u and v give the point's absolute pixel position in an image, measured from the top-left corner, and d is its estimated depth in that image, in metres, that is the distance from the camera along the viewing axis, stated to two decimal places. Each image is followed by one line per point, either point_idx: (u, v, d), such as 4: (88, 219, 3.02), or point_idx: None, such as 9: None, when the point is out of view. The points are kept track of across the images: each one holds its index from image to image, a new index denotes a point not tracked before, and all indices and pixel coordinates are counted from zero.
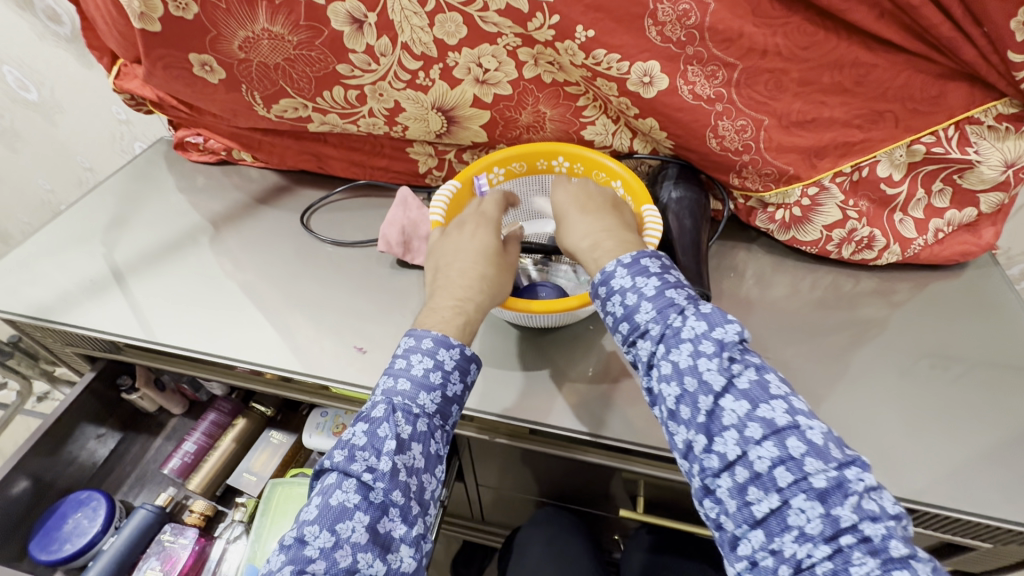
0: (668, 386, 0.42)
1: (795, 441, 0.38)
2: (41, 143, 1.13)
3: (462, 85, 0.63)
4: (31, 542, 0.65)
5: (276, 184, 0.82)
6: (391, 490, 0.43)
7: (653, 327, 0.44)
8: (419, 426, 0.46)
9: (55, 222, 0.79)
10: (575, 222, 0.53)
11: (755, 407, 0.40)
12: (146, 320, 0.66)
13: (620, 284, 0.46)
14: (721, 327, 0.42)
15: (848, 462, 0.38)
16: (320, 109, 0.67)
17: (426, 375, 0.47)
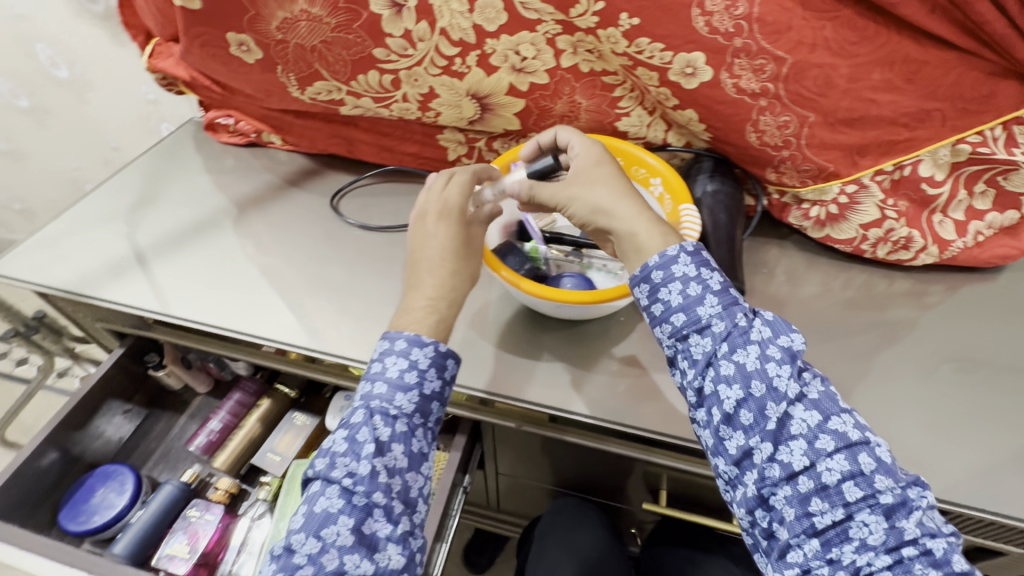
0: (731, 388, 0.43)
1: (865, 456, 0.41)
2: (69, 121, 1.14)
3: (498, 73, 0.62)
4: (61, 512, 0.66)
5: (305, 167, 0.82)
6: (371, 493, 0.44)
7: (718, 323, 0.45)
8: (399, 427, 0.47)
9: (89, 198, 0.80)
10: (612, 195, 0.50)
11: (826, 419, 0.42)
12: (179, 298, 0.67)
13: (683, 272, 0.46)
14: (786, 336, 0.44)
15: (911, 482, 0.41)
16: (353, 93, 0.67)
17: (402, 377, 0.48)
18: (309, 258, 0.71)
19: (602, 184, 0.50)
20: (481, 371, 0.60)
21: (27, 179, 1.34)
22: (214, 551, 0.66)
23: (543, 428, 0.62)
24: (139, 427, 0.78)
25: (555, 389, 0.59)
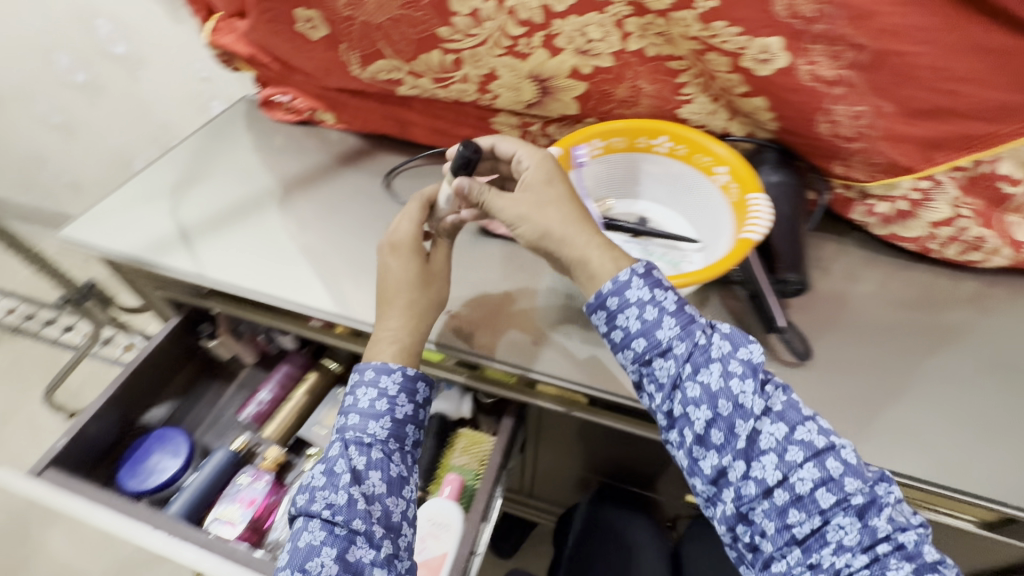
0: (701, 409, 0.47)
1: (833, 462, 0.45)
2: (120, 96, 1.15)
3: (562, 56, 0.61)
4: (120, 469, 0.69)
5: (357, 147, 0.82)
6: (350, 518, 0.49)
7: (679, 346, 0.48)
8: (373, 454, 0.52)
9: (150, 169, 0.81)
10: (556, 218, 0.50)
11: (793, 430, 0.46)
12: (239, 271, 0.69)
13: (638, 296, 0.49)
14: (745, 350, 0.48)
15: (878, 479, 0.46)
16: (414, 72, 0.67)
17: (373, 408, 0.54)
18: (362, 237, 0.72)
19: (545, 205, 0.50)
20: (533, 355, 0.60)
21: (76, 152, 1.37)
22: (264, 518, 0.68)
23: (594, 413, 0.62)
24: (189, 394, 0.79)
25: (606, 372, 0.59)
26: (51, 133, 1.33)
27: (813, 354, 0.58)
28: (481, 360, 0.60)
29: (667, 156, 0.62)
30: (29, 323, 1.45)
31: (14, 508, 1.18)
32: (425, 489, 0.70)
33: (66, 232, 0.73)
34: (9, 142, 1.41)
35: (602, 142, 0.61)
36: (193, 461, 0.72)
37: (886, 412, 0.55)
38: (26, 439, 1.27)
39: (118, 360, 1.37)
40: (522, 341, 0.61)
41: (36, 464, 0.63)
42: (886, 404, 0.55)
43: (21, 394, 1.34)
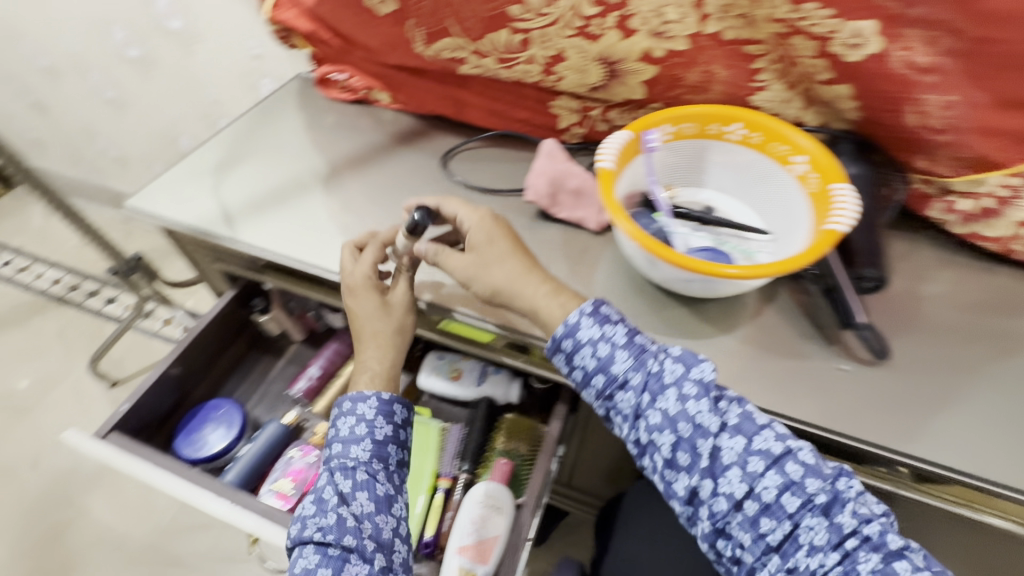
0: (664, 434, 0.49)
1: (792, 465, 0.45)
2: (171, 72, 1.17)
3: (634, 38, 0.60)
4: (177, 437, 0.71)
5: (412, 127, 0.82)
6: (341, 537, 0.50)
7: (634, 376, 0.51)
8: (359, 476, 0.54)
9: (209, 143, 0.82)
10: (512, 272, 0.56)
11: (750, 441, 0.47)
12: (303, 245, 0.69)
13: (588, 335, 0.52)
14: (697, 368, 0.49)
15: (838, 475, 0.46)
16: (479, 52, 0.66)
17: (353, 435, 0.56)
18: None
19: (502, 262, 0.56)
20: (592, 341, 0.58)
21: (124, 127, 1.39)
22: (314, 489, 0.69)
23: None
24: (239, 368, 0.81)
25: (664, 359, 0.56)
26: (102, 107, 1.35)
27: (891, 353, 0.55)
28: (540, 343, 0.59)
29: (738, 143, 0.60)
30: (74, 293, 1.50)
31: (60, 469, 1.22)
32: (473, 471, 0.69)
33: (130, 201, 0.74)
34: (60, 115, 1.44)
35: (672, 128, 0.59)
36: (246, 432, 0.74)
37: (947, 410, 0.52)
38: (70, 404, 1.32)
39: (157, 333, 1.42)
40: None
41: (100, 428, 0.64)
42: (946, 404, 0.53)
43: (65, 361, 1.38)
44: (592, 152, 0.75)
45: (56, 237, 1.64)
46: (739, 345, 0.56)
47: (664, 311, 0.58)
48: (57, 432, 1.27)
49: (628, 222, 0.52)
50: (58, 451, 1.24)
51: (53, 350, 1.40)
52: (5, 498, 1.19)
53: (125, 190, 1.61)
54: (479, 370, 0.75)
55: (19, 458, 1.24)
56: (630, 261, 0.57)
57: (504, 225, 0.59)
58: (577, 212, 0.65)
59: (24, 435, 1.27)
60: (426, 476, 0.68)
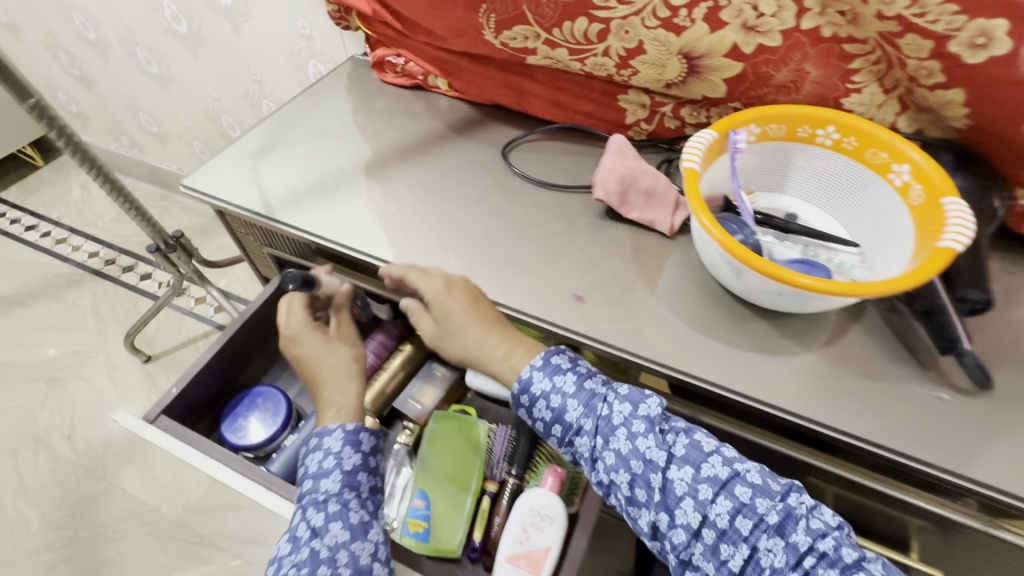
0: (620, 474, 0.51)
1: (740, 488, 0.47)
2: (218, 48, 1.15)
3: (724, 31, 0.56)
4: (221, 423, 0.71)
5: (469, 116, 0.79)
6: (315, 569, 0.49)
7: (586, 422, 0.53)
8: (331, 509, 0.53)
9: (263, 125, 0.81)
10: (475, 335, 0.57)
11: (698, 469, 0.49)
12: (359, 234, 0.67)
13: (541, 387, 0.55)
14: (644, 406, 0.52)
15: (788, 491, 0.47)
16: (551, 42, 0.63)
17: (322, 468, 0.55)
18: (474, 209, 0.69)
19: (466, 328, 0.57)
20: (660, 350, 0.55)
21: (166, 103, 1.38)
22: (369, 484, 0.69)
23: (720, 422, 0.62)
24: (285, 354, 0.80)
25: (738, 376, 0.53)
26: (146, 81, 1.34)
27: (993, 385, 0.50)
28: (609, 350, 0.57)
29: (829, 148, 0.57)
30: (110, 267, 1.52)
31: (93, 441, 1.23)
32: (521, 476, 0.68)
33: (186, 182, 0.73)
34: (105, 88, 1.44)
35: (758, 128, 0.56)
36: (290, 421, 0.72)
37: None
38: (104, 376, 1.33)
39: (190, 311, 1.43)
40: (653, 336, 0.56)
41: (148, 411, 0.64)
42: None
43: (100, 333, 1.39)
44: (659, 149, 0.72)
45: (95, 209, 1.66)
46: (824, 364, 0.53)
47: (744, 325, 0.56)
48: (91, 404, 1.29)
49: (709, 216, 0.50)
50: (92, 421, 1.26)
51: (88, 321, 1.42)
52: (39, 465, 1.20)
53: (164, 166, 1.62)
54: None
55: (54, 426, 1.26)
56: (711, 266, 0.54)
57: (466, 286, 0.59)
58: (647, 213, 0.62)
59: (60, 404, 1.29)
60: (473, 476, 0.67)
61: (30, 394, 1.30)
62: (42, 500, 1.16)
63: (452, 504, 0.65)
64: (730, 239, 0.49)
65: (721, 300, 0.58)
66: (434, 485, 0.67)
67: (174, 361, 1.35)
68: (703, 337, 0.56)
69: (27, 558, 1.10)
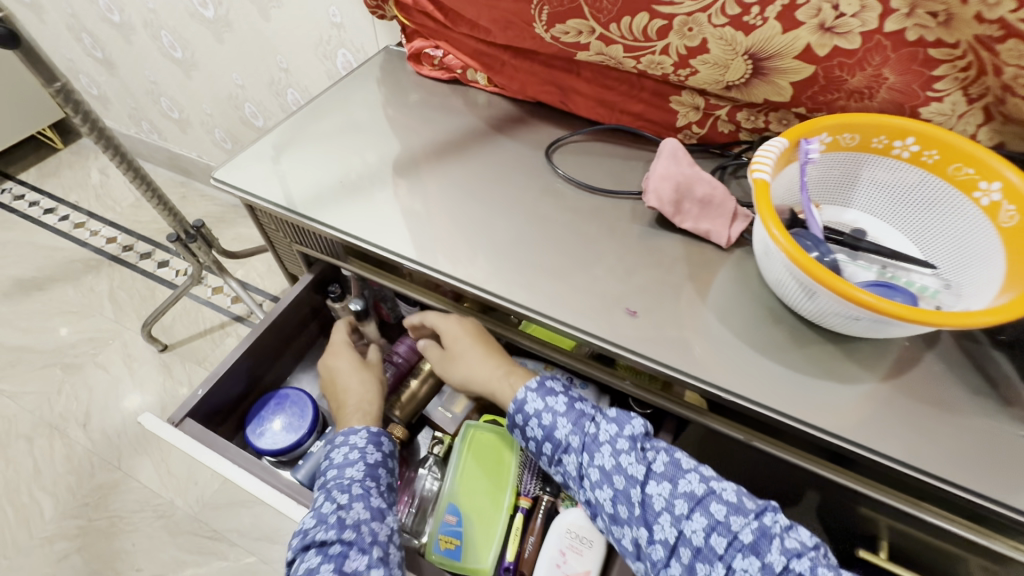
0: (603, 490, 0.54)
1: (715, 505, 0.50)
2: (245, 34, 1.12)
3: (799, 31, 0.52)
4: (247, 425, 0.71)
5: (509, 113, 0.76)
6: (341, 533, 0.51)
7: (573, 438, 0.57)
8: (355, 490, 0.55)
9: (294, 116, 0.78)
10: (475, 360, 0.64)
11: (676, 485, 0.52)
12: (393, 235, 0.64)
13: (533, 407, 0.59)
14: (629, 426, 0.56)
15: (762, 511, 0.50)
16: (606, 38, 0.60)
17: (348, 458, 0.58)
18: (516, 211, 0.66)
19: (467, 354, 0.65)
20: (718, 371, 0.52)
21: (189, 89, 1.36)
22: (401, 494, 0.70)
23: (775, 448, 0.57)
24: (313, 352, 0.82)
25: (802, 404, 0.50)
26: (169, 66, 1.32)
27: None
28: (660, 369, 0.53)
29: (904, 161, 0.53)
30: (128, 254, 1.50)
31: (108, 430, 1.22)
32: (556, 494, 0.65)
33: (217, 174, 0.71)
34: (127, 72, 1.42)
35: (830, 137, 0.53)
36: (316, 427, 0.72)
37: None
38: (120, 364, 1.31)
39: (207, 300, 1.41)
40: (710, 356, 0.53)
41: (174, 412, 0.63)
42: None
43: (117, 320, 1.38)
44: (710, 154, 0.68)
45: (114, 194, 1.64)
46: (895, 394, 0.50)
47: (808, 348, 0.52)
48: (106, 392, 1.27)
49: (779, 224, 0.46)
50: (108, 410, 1.24)
51: (105, 308, 1.40)
52: (54, 453, 1.19)
53: (183, 152, 1.60)
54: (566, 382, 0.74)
55: (69, 413, 1.24)
56: (777, 285, 0.51)
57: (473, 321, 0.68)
58: (702, 223, 0.59)
59: (75, 391, 1.27)
60: (506, 491, 0.65)
61: (46, 379, 1.29)
62: (56, 488, 1.15)
63: (486, 518, 0.63)
64: (801, 254, 0.46)
65: (782, 319, 0.54)
66: (468, 500, 0.64)
67: (190, 351, 1.33)
68: (763, 359, 0.52)
69: (39, 547, 1.09)
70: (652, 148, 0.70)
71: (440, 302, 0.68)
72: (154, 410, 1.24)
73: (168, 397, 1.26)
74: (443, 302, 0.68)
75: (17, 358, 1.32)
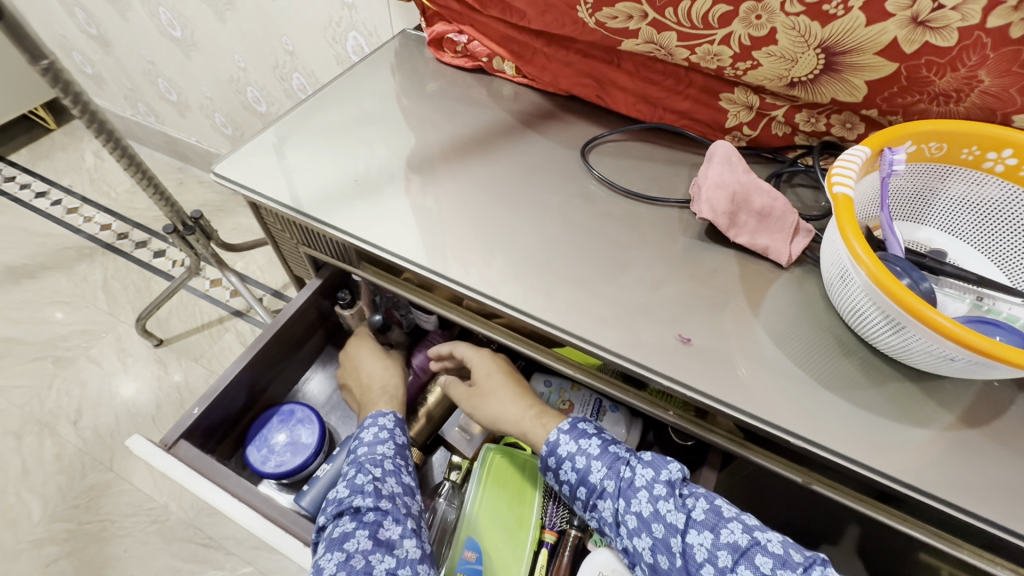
0: (641, 538, 0.50)
1: (761, 557, 0.45)
2: (247, 13, 1.05)
3: (887, 23, 0.46)
4: (247, 446, 0.67)
5: (540, 107, 0.70)
6: (377, 502, 0.52)
7: (608, 483, 0.53)
8: (387, 466, 0.56)
9: (304, 104, 0.72)
10: (505, 401, 0.62)
11: (718, 535, 0.47)
12: (409, 240, 0.58)
13: (566, 450, 0.56)
14: (665, 470, 0.52)
15: (810, 563, 0.45)
16: (659, 24, 0.55)
17: (378, 437, 0.59)
18: (547, 216, 0.59)
19: (498, 391, 0.63)
20: (783, 407, 0.46)
21: (188, 70, 1.28)
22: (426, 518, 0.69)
23: (835, 492, 0.49)
24: (321, 360, 0.79)
25: (881, 452, 0.44)
26: (168, 46, 1.24)
27: None
28: (712, 405, 0.47)
29: (998, 172, 0.47)
30: (123, 242, 1.44)
31: (100, 428, 1.16)
32: (583, 530, 0.62)
33: (218, 168, 0.64)
34: (123, 50, 1.34)
35: (917, 146, 0.47)
36: (323, 447, 0.69)
37: None
38: (113, 359, 1.25)
39: (205, 294, 1.35)
40: (775, 390, 0.47)
41: (168, 433, 0.58)
42: None
43: (111, 312, 1.32)
44: (762, 159, 0.61)
45: (109, 179, 1.57)
46: (984, 441, 0.44)
47: (883, 385, 0.47)
48: (98, 388, 1.21)
49: (863, 242, 0.41)
50: (100, 406, 1.18)
51: (99, 299, 1.34)
52: (42, 452, 1.13)
53: (182, 137, 1.52)
54: (592, 405, 0.70)
55: (59, 410, 1.18)
56: (856, 313, 0.46)
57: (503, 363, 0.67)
58: (759, 238, 0.53)
59: (66, 386, 1.21)
60: (529, 529, 0.62)
61: (36, 373, 1.23)
62: (44, 489, 1.09)
63: (507, 556, 0.60)
64: (889, 278, 0.40)
65: (852, 351, 0.49)
66: (490, 536, 0.60)
67: (187, 347, 1.27)
68: (834, 396, 0.46)
69: (26, 551, 1.02)
70: (697, 150, 0.63)
71: (446, 307, 0.62)
72: (149, 408, 1.18)
73: (164, 394, 1.20)
74: (449, 309, 0.61)
75: (6, 350, 1.26)
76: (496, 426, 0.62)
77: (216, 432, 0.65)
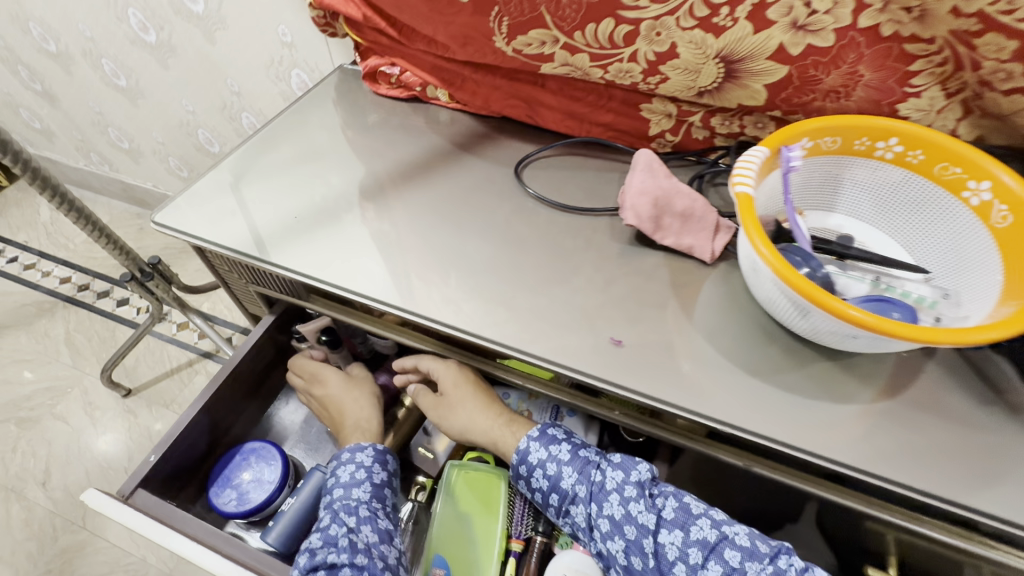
0: (614, 542, 0.52)
1: (730, 551, 0.48)
2: (188, 57, 1.05)
3: (771, 30, 0.50)
4: (212, 489, 0.67)
5: (475, 130, 0.72)
6: (353, 557, 0.52)
7: (580, 488, 0.54)
8: (362, 512, 0.57)
9: (245, 144, 0.73)
10: (472, 410, 0.63)
11: (688, 533, 0.49)
12: (349, 270, 0.59)
13: (536, 458, 0.57)
14: (634, 471, 0.54)
15: (775, 553, 0.48)
16: (571, 47, 0.58)
17: (354, 479, 0.60)
18: (488, 234, 0.61)
19: (465, 402, 0.64)
20: (713, 398, 0.48)
21: (137, 117, 1.28)
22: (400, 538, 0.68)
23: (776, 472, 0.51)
24: (286, 391, 0.79)
25: (805, 430, 0.46)
26: (114, 95, 1.24)
27: None
28: (649, 402, 0.49)
29: (887, 160, 0.51)
30: (84, 293, 1.42)
31: (71, 487, 1.13)
32: (548, 535, 0.64)
33: (158, 217, 0.65)
34: (69, 103, 1.33)
35: (812, 142, 0.51)
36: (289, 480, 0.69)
37: None
38: (80, 414, 1.22)
39: (173, 338, 1.34)
40: (708, 381, 0.49)
41: (124, 484, 0.59)
42: None
43: (76, 366, 1.29)
44: (686, 162, 0.65)
45: (65, 231, 1.55)
46: (902, 408, 0.48)
47: (807, 366, 0.50)
48: (66, 445, 1.18)
49: (765, 240, 0.43)
50: (69, 464, 1.16)
51: (62, 354, 1.31)
52: (11, 518, 1.09)
53: (138, 183, 1.52)
54: (550, 413, 0.72)
55: (27, 473, 1.15)
56: (770, 302, 0.49)
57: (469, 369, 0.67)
58: (684, 239, 0.56)
59: (32, 447, 1.18)
60: (497, 537, 0.63)
61: None
62: (14, 557, 1.05)
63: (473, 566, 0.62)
64: (790, 270, 0.42)
65: (776, 337, 0.52)
66: (459, 552, 0.62)
67: (156, 393, 1.25)
68: (762, 382, 0.49)
69: None
70: (626, 158, 0.67)
71: (400, 332, 0.63)
72: (121, 461, 1.16)
73: (135, 443, 1.18)
74: (405, 334, 0.63)
75: None
76: (468, 437, 0.64)
77: (176, 478, 0.65)
